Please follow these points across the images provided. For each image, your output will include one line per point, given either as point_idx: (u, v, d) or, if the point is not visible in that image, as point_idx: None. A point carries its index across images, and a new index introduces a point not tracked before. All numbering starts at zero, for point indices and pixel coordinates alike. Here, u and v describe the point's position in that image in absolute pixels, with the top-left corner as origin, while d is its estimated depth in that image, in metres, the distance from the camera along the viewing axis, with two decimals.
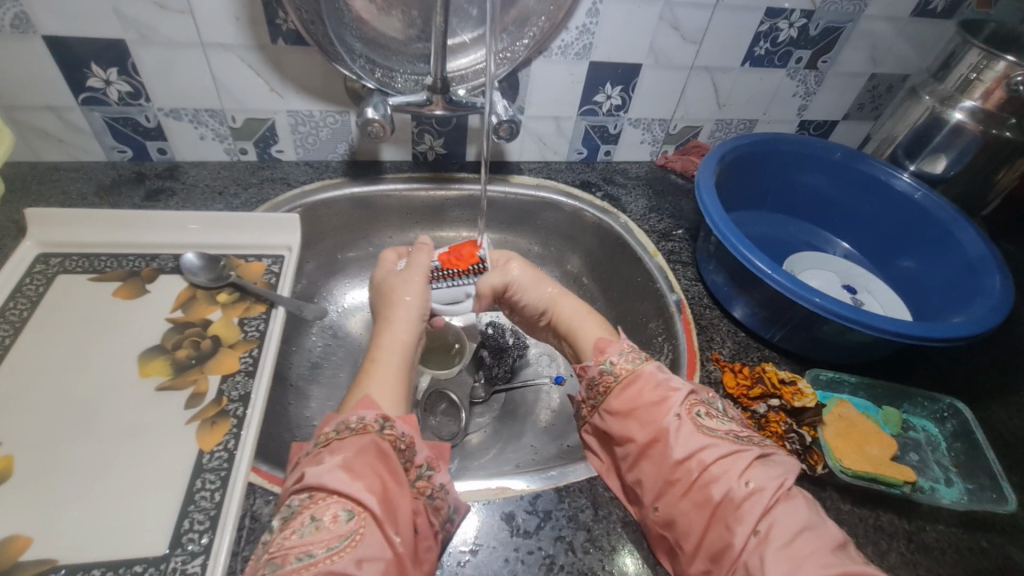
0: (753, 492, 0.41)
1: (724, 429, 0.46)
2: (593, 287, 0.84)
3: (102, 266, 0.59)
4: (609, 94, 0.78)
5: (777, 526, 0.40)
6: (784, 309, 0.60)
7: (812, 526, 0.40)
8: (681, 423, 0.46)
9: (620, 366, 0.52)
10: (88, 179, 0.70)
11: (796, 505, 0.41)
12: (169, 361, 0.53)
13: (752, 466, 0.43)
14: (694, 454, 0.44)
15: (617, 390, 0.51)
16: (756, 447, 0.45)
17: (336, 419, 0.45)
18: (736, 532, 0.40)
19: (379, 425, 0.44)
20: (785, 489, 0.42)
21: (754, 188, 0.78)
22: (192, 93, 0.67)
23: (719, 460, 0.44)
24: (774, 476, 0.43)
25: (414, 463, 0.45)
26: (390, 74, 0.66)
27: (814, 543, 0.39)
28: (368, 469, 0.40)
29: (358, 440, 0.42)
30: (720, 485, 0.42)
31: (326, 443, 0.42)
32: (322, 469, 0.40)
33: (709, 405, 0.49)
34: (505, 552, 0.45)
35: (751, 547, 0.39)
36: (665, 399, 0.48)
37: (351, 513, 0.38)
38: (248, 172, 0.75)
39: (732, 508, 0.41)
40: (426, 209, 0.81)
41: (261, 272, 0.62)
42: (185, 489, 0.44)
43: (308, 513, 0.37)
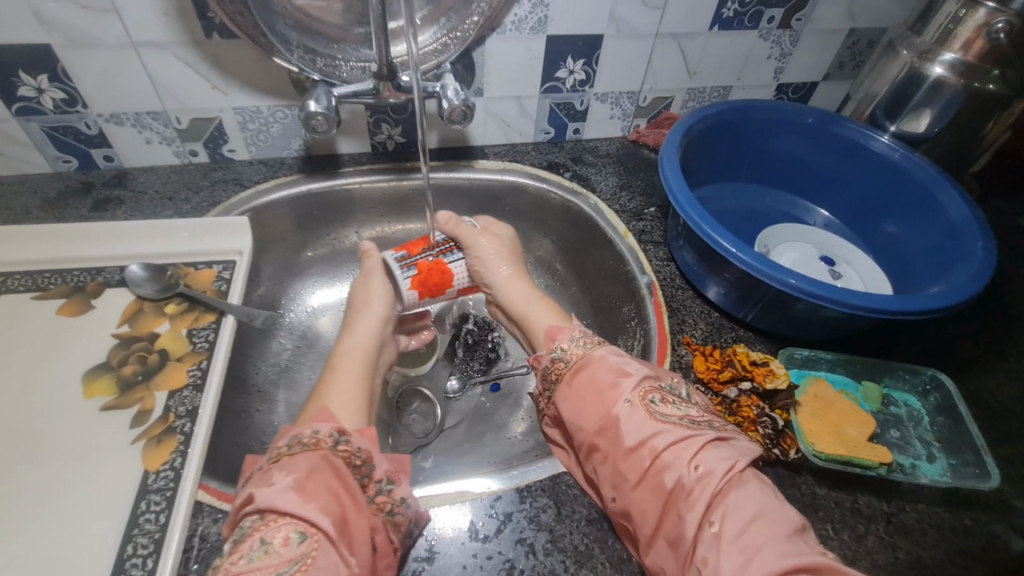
0: (701, 477, 0.40)
1: (678, 415, 0.44)
2: (566, 273, 0.81)
3: (46, 283, 0.57)
4: (571, 69, 0.74)
5: (728, 512, 0.38)
6: (755, 287, 0.58)
7: (768, 512, 0.38)
8: (632, 410, 0.45)
9: (571, 352, 0.51)
10: (33, 192, 0.68)
11: (749, 489, 0.39)
12: (115, 379, 0.51)
13: (705, 448, 0.42)
14: (646, 443, 0.43)
15: (569, 376, 0.50)
16: (710, 431, 0.43)
17: (290, 434, 0.44)
18: (687, 520, 0.39)
19: (333, 441, 0.44)
20: (736, 473, 0.40)
21: (726, 160, 0.75)
22: (131, 96, 0.65)
23: (670, 447, 0.42)
24: (725, 458, 0.41)
25: (373, 478, 0.43)
26: (333, 64, 0.63)
27: (768, 529, 0.37)
28: (321, 489, 0.39)
29: (310, 457, 0.41)
30: (671, 472, 0.41)
31: (278, 460, 0.41)
32: (273, 491, 0.38)
33: (666, 390, 0.47)
34: (463, 559, 0.44)
35: (704, 539, 0.38)
36: (616, 384, 0.47)
37: (304, 534, 0.36)
38: (201, 175, 0.73)
39: (685, 497, 0.40)
40: (389, 201, 0.79)
41: (212, 280, 0.60)
42: (129, 512, 0.43)
43: (258, 536, 0.36)
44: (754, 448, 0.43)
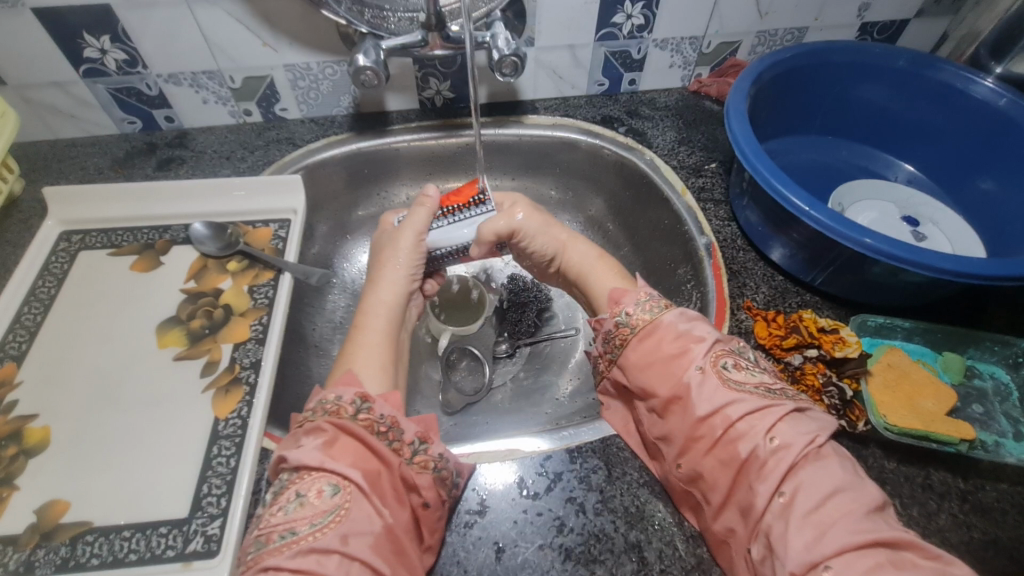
0: (778, 448, 0.38)
1: (753, 382, 0.42)
2: (618, 234, 0.78)
3: (119, 241, 0.61)
4: (629, 13, 0.69)
5: (805, 487, 0.36)
6: (827, 249, 0.54)
7: (846, 489, 0.36)
8: (704, 378, 0.42)
9: (636, 318, 0.48)
10: (103, 153, 0.71)
11: (827, 464, 0.38)
12: (185, 331, 0.54)
13: (784, 420, 0.40)
14: (719, 410, 0.41)
15: (634, 344, 0.47)
16: (788, 401, 0.41)
17: (315, 398, 0.44)
18: (758, 491, 0.38)
19: (353, 406, 0.43)
20: (816, 447, 0.38)
21: (799, 110, 0.69)
22: (188, 56, 0.65)
23: (745, 416, 0.40)
24: (804, 432, 0.39)
25: (404, 441, 0.42)
26: (381, 15, 0.62)
27: (845, 507, 0.35)
28: (347, 450, 0.40)
29: (328, 423, 0.41)
30: (746, 442, 0.39)
31: (302, 424, 0.42)
32: (304, 450, 0.40)
33: (739, 353, 0.45)
34: (514, 513, 0.45)
35: (776, 511, 0.37)
36: (685, 351, 0.44)
37: (336, 488, 0.38)
38: (255, 134, 0.74)
39: (757, 467, 0.38)
40: (439, 158, 0.77)
41: (269, 238, 0.62)
42: (203, 455, 0.46)
43: (294, 489, 0.38)
44: (834, 418, 0.41)
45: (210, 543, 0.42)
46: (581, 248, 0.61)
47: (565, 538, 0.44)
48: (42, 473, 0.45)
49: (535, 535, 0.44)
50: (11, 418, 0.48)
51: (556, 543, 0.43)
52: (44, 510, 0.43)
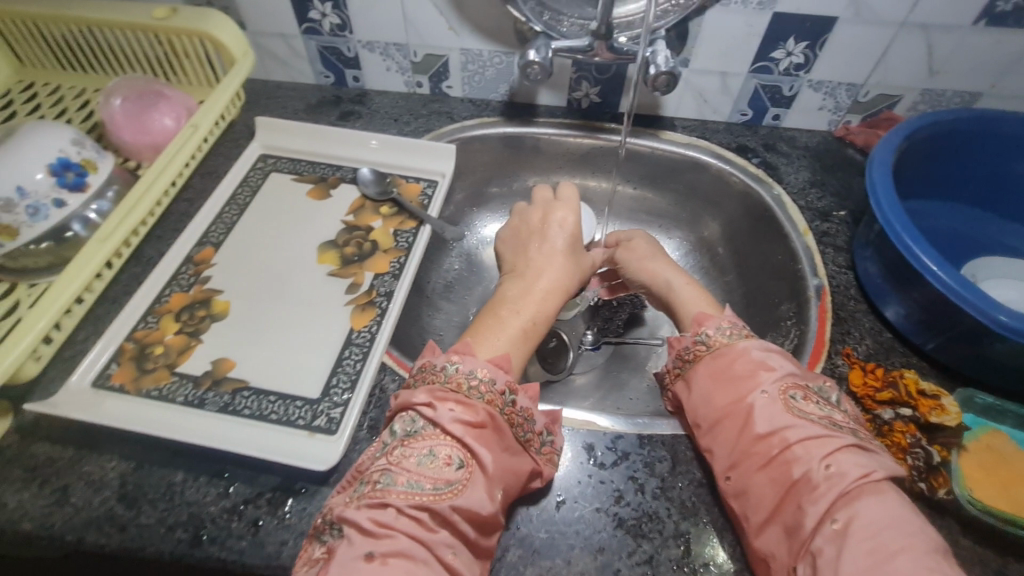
0: (833, 476, 0.40)
1: (818, 414, 0.45)
2: (727, 260, 0.80)
3: (302, 170, 0.73)
4: (789, 51, 0.72)
5: (860, 516, 0.38)
6: (946, 314, 0.53)
7: (902, 524, 0.38)
8: (768, 400, 0.45)
9: (716, 339, 0.51)
10: (300, 97, 0.85)
11: (885, 500, 0.39)
12: (339, 254, 0.65)
13: (844, 451, 0.42)
14: (778, 431, 0.44)
15: (707, 360, 0.50)
16: (850, 436, 0.43)
17: (472, 366, 0.47)
18: (809, 511, 0.40)
19: (504, 400, 0.46)
20: (872, 482, 0.40)
21: (950, 175, 0.67)
22: (387, 28, 0.77)
23: (804, 440, 0.42)
24: (862, 466, 0.41)
25: (534, 433, 0.48)
26: (557, 18, 0.69)
27: (903, 541, 0.37)
28: (485, 436, 0.44)
29: (481, 408, 0.45)
30: (800, 465, 0.41)
31: (453, 388, 0.46)
32: (448, 415, 0.44)
33: (812, 389, 0.47)
34: (579, 475, 0.50)
35: (827, 534, 0.38)
36: (755, 374, 0.47)
37: (463, 463, 0.42)
38: (421, 104, 0.84)
39: (809, 490, 0.40)
40: (578, 157, 0.84)
41: (418, 193, 0.71)
42: (337, 354, 0.56)
43: (428, 445, 0.43)
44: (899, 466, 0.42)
45: (331, 423, 0.51)
46: (671, 273, 0.63)
47: (620, 509, 0.48)
48: (219, 336, 0.57)
49: (593, 498, 0.48)
50: (205, 288, 0.60)
51: (611, 510, 0.48)
52: (216, 364, 0.55)
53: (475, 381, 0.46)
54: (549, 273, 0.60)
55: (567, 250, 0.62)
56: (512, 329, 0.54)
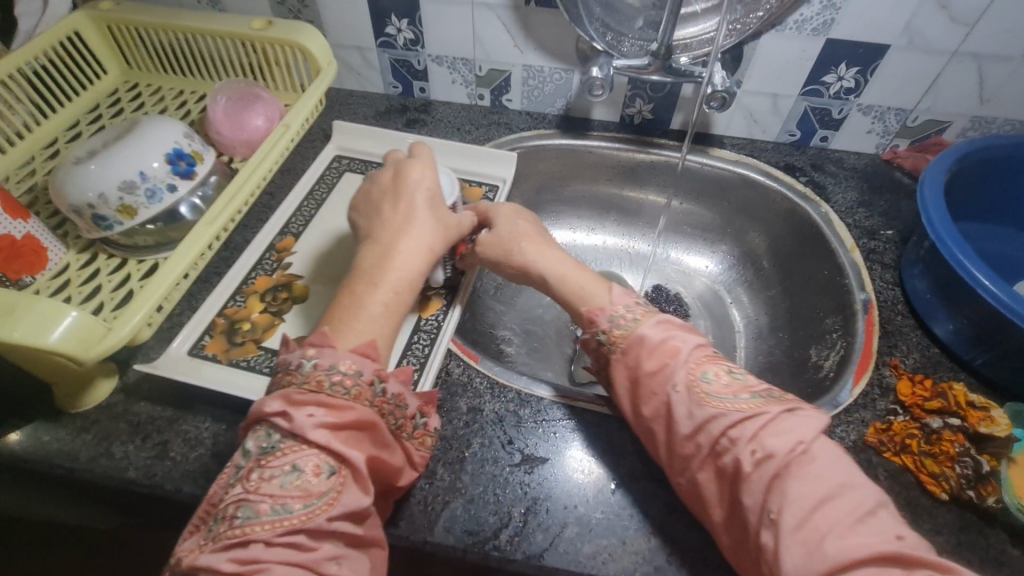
0: (760, 461, 0.41)
1: (729, 392, 0.45)
2: (772, 274, 0.83)
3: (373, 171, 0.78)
4: (840, 75, 0.75)
5: (782, 496, 0.39)
6: (998, 330, 0.55)
7: (853, 496, 0.39)
8: (678, 392, 0.46)
9: (612, 334, 0.52)
10: (369, 105, 0.91)
11: (809, 469, 0.40)
12: None
13: (768, 430, 0.42)
14: (703, 426, 0.44)
15: (618, 358, 0.51)
16: (770, 408, 0.44)
17: (331, 360, 0.44)
18: (749, 502, 0.41)
19: (373, 391, 0.44)
20: (797, 454, 0.41)
21: (1000, 200, 0.68)
22: (456, 44, 0.82)
23: (727, 429, 0.43)
24: (782, 440, 0.41)
25: (406, 417, 0.47)
26: (619, 39, 0.73)
27: (840, 513, 0.38)
28: (354, 437, 0.42)
29: (353, 409, 0.42)
30: (731, 455, 0.43)
31: (309, 389, 0.42)
32: (310, 422, 0.40)
33: (723, 365, 0.48)
34: (634, 461, 0.52)
35: (768, 523, 0.39)
36: (663, 367, 0.48)
37: (334, 469, 0.40)
38: (481, 115, 0.90)
39: (744, 481, 0.41)
40: (624, 168, 0.88)
41: (479, 197, 0.76)
42: (405, 339, 0.59)
43: (288, 461, 0.39)
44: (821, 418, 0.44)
45: None
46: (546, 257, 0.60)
47: (673, 496, 0.50)
48: (299, 317, 0.62)
49: (647, 484, 0.51)
50: (286, 273, 0.65)
51: (665, 497, 0.50)
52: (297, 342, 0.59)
53: (339, 376, 0.43)
54: (411, 237, 0.54)
55: (426, 214, 0.56)
56: (374, 308, 0.49)
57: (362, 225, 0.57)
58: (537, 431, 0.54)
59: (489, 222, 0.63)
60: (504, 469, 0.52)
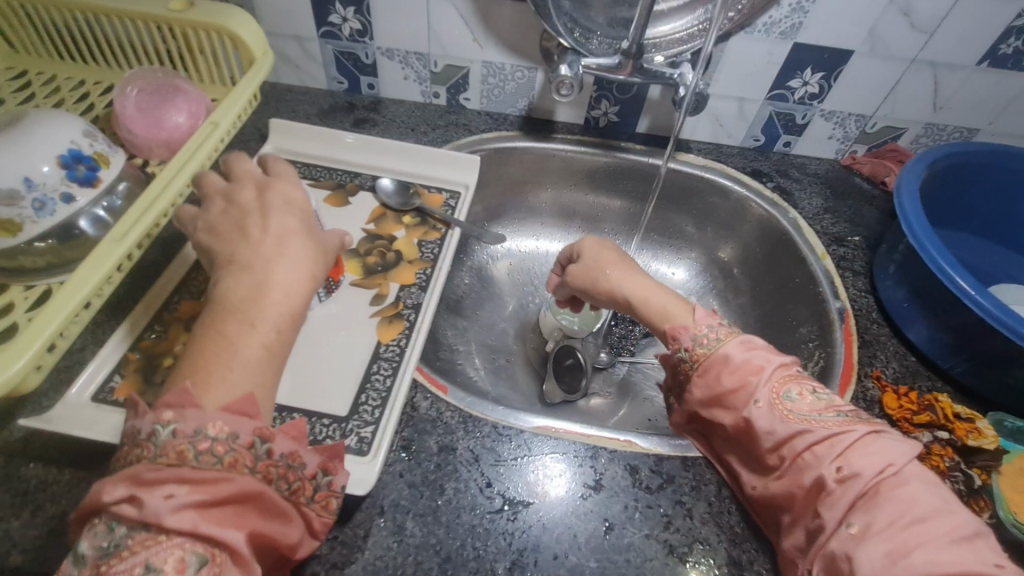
0: (845, 478, 0.38)
1: (818, 408, 0.41)
2: (741, 281, 0.81)
3: (317, 175, 0.70)
4: (806, 81, 0.75)
5: (871, 515, 0.36)
6: (978, 339, 0.54)
7: (933, 514, 0.35)
8: (763, 411, 0.42)
9: (694, 352, 0.47)
10: (311, 102, 0.82)
11: (907, 493, 0.36)
12: (361, 264, 0.61)
13: (857, 449, 0.39)
14: (785, 442, 0.41)
15: (696, 377, 0.46)
16: (861, 428, 0.40)
17: (192, 420, 0.33)
18: (825, 517, 0.38)
19: (254, 454, 0.35)
20: (886, 477, 0.37)
21: (959, 206, 0.69)
22: (410, 36, 0.75)
23: (812, 446, 0.40)
24: (873, 460, 0.38)
25: (306, 477, 0.38)
26: (587, 36, 0.69)
27: (927, 534, 0.34)
28: (229, 514, 0.33)
29: (221, 478, 0.33)
30: (812, 471, 0.40)
31: (169, 460, 0.32)
32: (167, 506, 0.30)
33: (809, 383, 0.43)
34: (625, 499, 0.48)
35: (841, 538, 0.37)
36: (745, 385, 0.43)
37: (204, 560, 0.31)
38: (437, 115, 0.83)
39: (824, 495, 0.39)
40: (590, 172, 0.84)
41: (440, 205, 0.69)
42: (364, 370, 0.52)
43: (140, 561, 0.29)
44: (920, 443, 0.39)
45: (362, 444, 0.47)
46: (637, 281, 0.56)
47: (671, 535, 0.46)
48: None
49: (642, 524, 0.46)
50: None
51: (661, 537, 0.46)
52: None
53: (207, 443, 0.33)
54: (286, 262, 0.39)
55: (301, 239, 0.40)
56: (251, 352, 0.36)
57: (220, 252, 0.40)
58: (518, 471, 0.48)
59: (577, 251, 0.61)
60: (484, 518, 0.45)
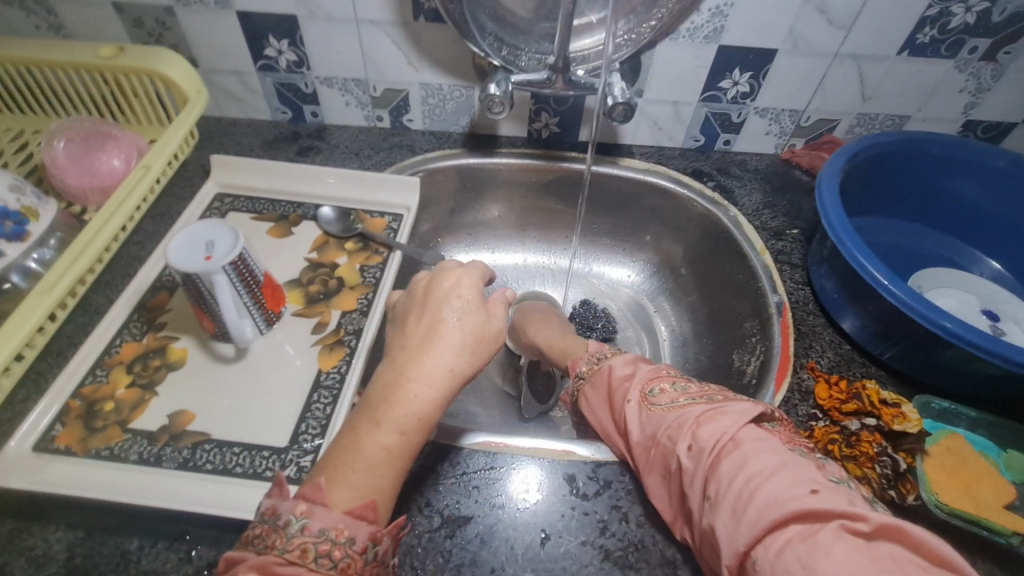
0: (694, 453, 0.42)
1: (677, 398, 0.47)
2: (690, 280, 0.83)
3: (261, 208, 0.71)
4: (736, 81, 0.76)
5: (719, 479, 0.39)
6: (901, 326, 0.56)
7: (764, 469, 0.38)
8: (632, 408, 0.49)
9: (588, 368, 0.56)
10: (256, 133, 0.83)
11: (742, 453, 0.39)
12: (303, 293, 0.63)
13: (702, 423, 0.43)
14: (650, 434, 0.46)
15: (588, 394, 0.54)
16: (706, 405, 0.45)
17: (320, 521, 0.36)
18: (691, 497, 0.41)
19: (363, 561, 0.36)
20: (728, 442, 0.41)
21: (888, 195, 0.71)
22: (346, 64, 0.76)
23: (666, 430, 0.45)
24: (716, 431, 0.42)
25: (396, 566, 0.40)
26: (515, 53, 0.70)
27: (758, 485, 0.37)
28: None
29: None
30: (674, 455, 0.44)
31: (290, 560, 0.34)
32: None
33: (674, 381, 0.49)
34: (562, 508, 0.49)
35: (704, 510, 0.40)
36: (620, 391, 0.51)
37: None
38: (381, 138, 0.84)
39: (684, 475, 0.42)
40: (535, 184, 0.85)
41: (383, 228, 0.70)
42: (305, 399, 0.54)
43: None
44: (756, 409, 0.43)
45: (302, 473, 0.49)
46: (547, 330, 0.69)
47: (606, 540, 0.47)
48: (175, 387, 0.54)
49: (579, 531, 0.48)
50: (159, 336, 0.57)
51: (597, 542, 0.47)
52: (173, 418, 0.51)
53: (327, 546, 0.35)
54: (430, 355, 0.42)
55: (455, 325, 0.43)
56: (373, 453, 0.39)
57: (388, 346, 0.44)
58: (456, 488, 0.49)
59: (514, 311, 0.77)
60: (423, 538, 0.46)
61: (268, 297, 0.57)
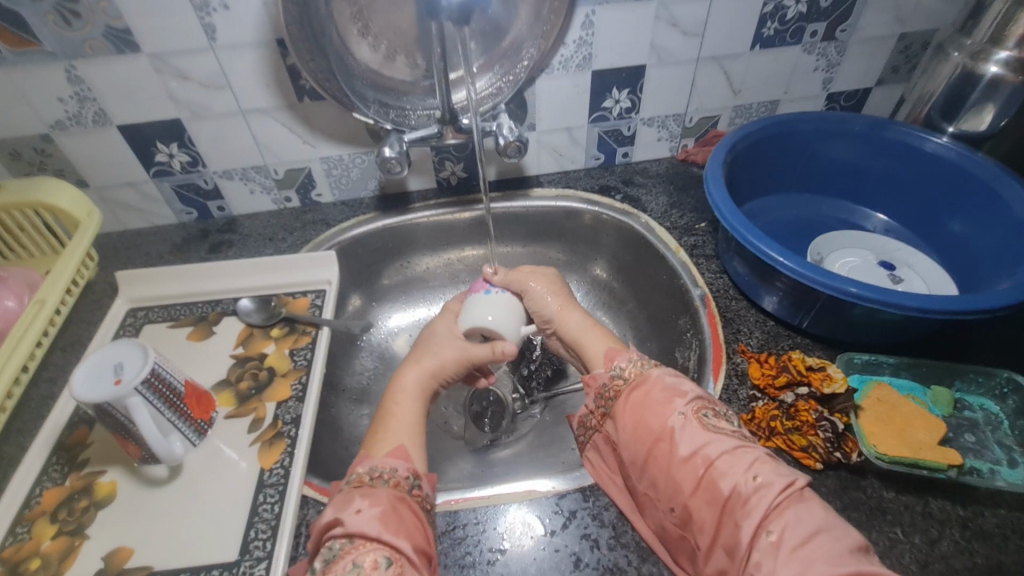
0: (759, 487, 0.40)
1: (730, 427, 0.46)
2: (622, 290, 0.85)
3: (176, 314, 0.69)
4: (617, 98, 0.81)
5: (790, 525, 0.38)
6: (807, 294, 0.59)
7: (827, 529, 0.38)
8: (686, 422, 0.46)
9: (629, 371, 0.52)
10: (163, 240, 0.82)
11: (808, 507, 0.39)
12: (234, 392, 0.61)
13: (766, 462, 0.42)
14: (698, 451, 0.44)
15: (627, 394, 0.50)
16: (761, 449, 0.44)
17: (370, 462, 0.47)
18: (743, 528, 0.39)
19: (409, 484, 0.46)
20: (796, 490, 0.40)
21: (775, 175, 0.77)
22: (242, 155, 0.77)
23: (722, 456, 0.43)
24: (783, 475, 0.41)
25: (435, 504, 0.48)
26: (403, 113, 0.72)
27: (828, 545, 0.37)
28: (403, 524, 0.42)
29: (388, 495, 0.44)
30: (727, 480, 0.41)
31: (358, 484, 0.45)
32: (361, 517, 0.41)
33: (721, 409, 0.48)
34: (532, 551, 0.48)
35: (764, 548, 0.38)
36: (672, 401, 0.48)
37: (390, 558, 0.39)
38: (294, 218, 0.84)
39: (741, 505, 0.40)
40: (455, 230, 0.86)
41: (307, 307, 0.69)
42: (250, 503, 0.51)
43: (349, 558, 0.39)
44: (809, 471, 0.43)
45: None
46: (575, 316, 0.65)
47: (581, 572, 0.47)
48: (107, 525, 0.50)
49: (553, 570, 0.47)
50: (84, 474, 0.54)
51: None
52: (110, 558, 0.48)
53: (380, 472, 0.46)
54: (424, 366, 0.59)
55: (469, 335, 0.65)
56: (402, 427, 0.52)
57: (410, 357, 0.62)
58: None
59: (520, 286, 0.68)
60: None
61: (194, 406, 0.55)
